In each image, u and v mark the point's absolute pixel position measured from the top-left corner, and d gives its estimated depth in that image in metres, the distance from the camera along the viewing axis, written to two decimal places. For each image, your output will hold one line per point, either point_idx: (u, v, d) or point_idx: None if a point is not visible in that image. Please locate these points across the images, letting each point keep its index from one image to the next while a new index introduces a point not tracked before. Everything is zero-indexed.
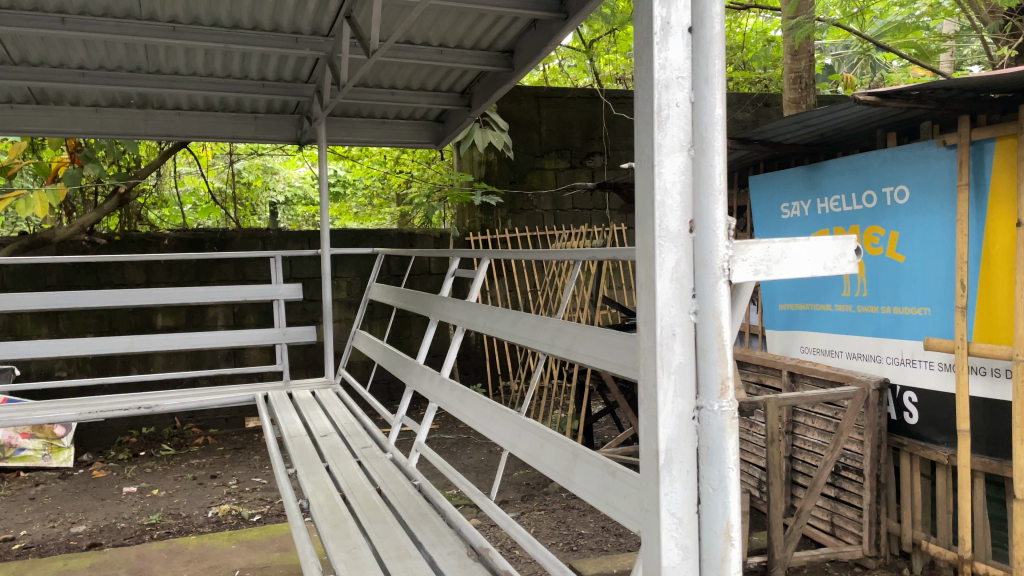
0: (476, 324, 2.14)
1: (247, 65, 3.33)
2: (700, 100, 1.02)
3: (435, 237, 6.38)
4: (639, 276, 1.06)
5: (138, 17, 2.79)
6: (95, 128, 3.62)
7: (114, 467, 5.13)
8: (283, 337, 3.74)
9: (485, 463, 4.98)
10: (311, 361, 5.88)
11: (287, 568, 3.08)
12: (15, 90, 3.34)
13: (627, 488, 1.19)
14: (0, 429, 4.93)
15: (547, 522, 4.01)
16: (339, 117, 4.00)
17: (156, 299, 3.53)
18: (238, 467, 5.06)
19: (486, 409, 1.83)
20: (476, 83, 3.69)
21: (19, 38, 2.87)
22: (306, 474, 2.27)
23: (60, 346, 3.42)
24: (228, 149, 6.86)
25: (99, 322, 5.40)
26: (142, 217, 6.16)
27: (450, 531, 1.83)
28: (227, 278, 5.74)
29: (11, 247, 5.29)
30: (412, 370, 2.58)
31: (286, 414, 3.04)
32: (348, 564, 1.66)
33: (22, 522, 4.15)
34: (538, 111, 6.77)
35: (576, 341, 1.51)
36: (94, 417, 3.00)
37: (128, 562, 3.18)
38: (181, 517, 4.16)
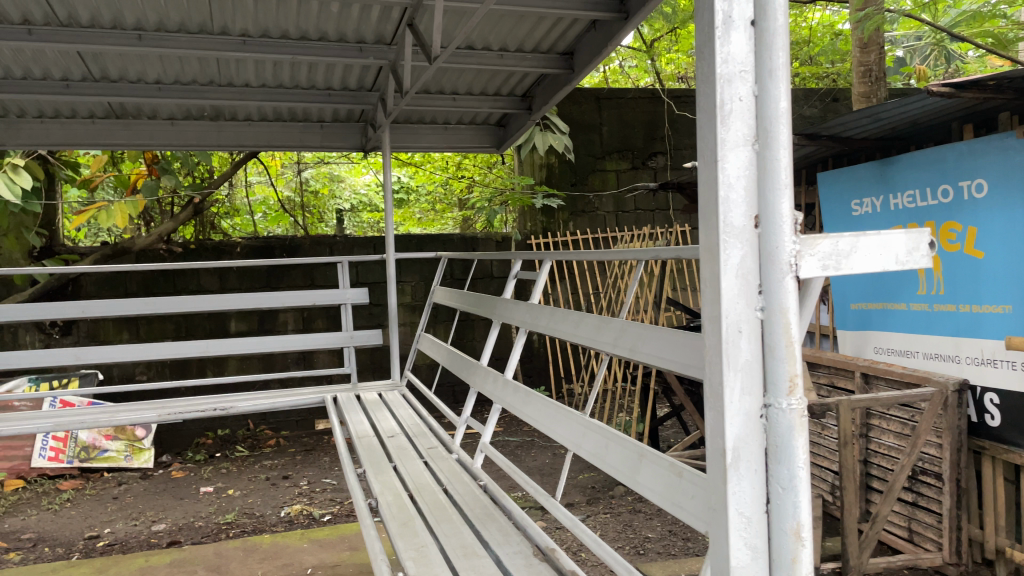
0: (538, 326, 2.15)
1: (316, 76, 3.42)
2: (764, 93, 1.01)
3: (497, 240, 6.43)
4: (703, 272, 1.05)
5: (210, 31, 2.89)
6: (172, 141, 3.77)
7: (192, 468, 5.31)
8: (350, 341, 3.80)
9: (550, 465, 4.98)
10: (377, 364, 5.98)
11: (358, 566, 3.14)
12: (96, 106, 3.51)
13: (694, 489, 1.17)
14: (86, 431, 5.17)
15: (613, 525, 3.98)
16: (402, 124, 4.06)
17: (229, 304, 3.64)
18: (309, 468, 5.18)
19: (550, 410, 1.84)
20: (536, 86, 3.70)
21: (100, 56, 3.01)
22: (374, 474, 2.32)
23: (140, 352, 3.55)
24: (296, 158, 7.05)
25: (177, 328, 5.61)
26: (216, 225, 6.32)
27: (516, 531, 1.84)
28: (296, 284, 5.89)
29: (94, 256, 5.57)
30: (476, 372, 2.60)
31: (355, 415, 3.11)
32: (416, 562, 1.69)
33: (106, 520, 4.33)
34: (599, 113, 6.75)
35: (640, 340, 1.51)
36: (173, 419, 3.11)
37: (206, 559, 3.29)
38: (255, 517, 4.28)
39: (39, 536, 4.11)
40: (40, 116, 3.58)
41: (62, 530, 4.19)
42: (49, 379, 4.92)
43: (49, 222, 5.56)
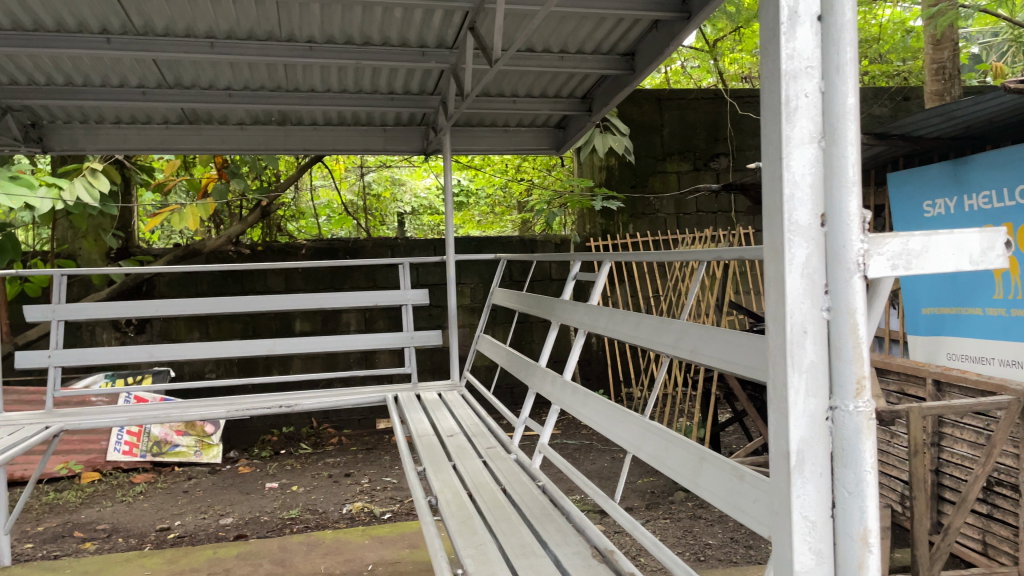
0: (598, 327, 2.14)
1: (380, 80, 3.48)
2: (831, 89, 0.98)
3: (556, 243, 6.43)
4: (766, 272, 1.03)
5: (278, 38, 2.97)
6: (241, 145, 3.88)
7: (257, 464, 5.46)
8: (411, 341, 3.84)
9: (609, 468, 4.96)
10: (437, 365, 6.04)
11: (418, 564, 3.18)
12: (170, 111, 3.64)
13: (756, 493, 1.16)
14: (158, 426, 5.36)
15: (673, 531, 3.94)
16: (463, 127, 4.09)
17: (294, 305, 3.73)
18: (370, 466, 5.27)
19: (609, 411, 1.83)
20: (596, 87, 3.69)
21: (174, 63, 3.12)
22: (434, 472, 2.34)
23: (210, 349, 3.65)
24: (358, 162, 7.22)
25: (244, 327, 5.77)
26: (282, 228, 6.52)
27: (574, 532, 1.83)
28: (359, 285, 6.00)
29: (167, 257, 5.77)
30: (535, 373, 2.61)
31: (415, 414, 3.15)
32: (475, 559, 1.70)
33: (177, 512, 4.48)
34: (660, 114, 6.70)
35: (701, 342, 1.49)
36: (240, 415, 3.20)
37: (271, 552, 3.38)
38: (318, 513, 4.38)
39: (113, 526, 4.28)
40: (118, 123, 3.73)
41: (135, 521, 4.35)
42: (124, 375, 5.12)
43: (125, 224, 5.79)
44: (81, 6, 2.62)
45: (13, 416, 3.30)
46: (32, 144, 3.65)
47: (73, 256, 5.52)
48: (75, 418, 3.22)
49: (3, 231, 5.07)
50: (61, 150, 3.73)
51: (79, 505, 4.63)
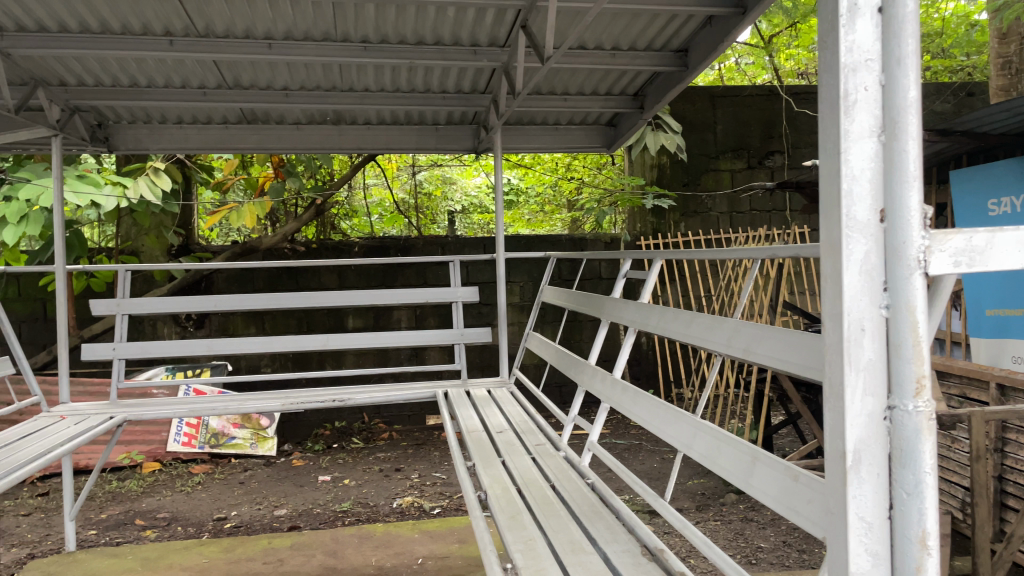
0: (648, 326, 2.13)
1: (432, 80, 3.51)
2: (892, 82, 0.97)
3: (606, 242, 6.41)
4: (823, 269, 1.02)
5: (333, 39, 3.02)
6: (298, 144, 3.96)
7: (311, 457, 5.56)
8: (461, 338, 3.87)
9: (658, 469, 4.92)
10: (486, 363, 6.08)
11: (467, 559, 3.20)
12: (230, 112, 3.74)
13: (810, 493, 1.14)
14: (217, 419, 5.52)
15: (724, 533, 3.89)
16: (514, 125, 4.10)
17: (347, 301, 3.78)
18: (420, 462, 5.32)
19: (659, 410, 1.82)
20: (649, 84, 3.67)
21: (233, 64, 3.20)
22: (484, 468, 2.36)
23: (265, 344, 3.74)
24: (411, 161, 7.26)
25: (298, 323, 5.89)
26: (336, 226, 6.63)
27: (624, 530, 1.83)
28: (410, 283, 6.07)
29: (225, 254, 5.92)
30: (584, 370, 2.60)
31: (465, 410, 3.17)
32: (524, 554, 1.71)
33: (233, 503, 4.60)
34: (714, 111, 6.61)
35: (755, 341, 1.47)
36: (294, 408, 3.27)
37: (324, 544, 3.44)
38: (369, 506, 4.44)
39: (173, 515, 4.41)
40: (179, 122, 3.85)
41: (193, 510, 4.48)
42: (184, 369, 5.26)
43: (186, 222, 5.97)
44: (145, 10, 2.70)
45: (80, 406, 3.43)
46: (98, 144, 3.79)
47: (136, 252, 5.70)
48: (137, 409, 3.33)
49: (72, 228, 5.27)
50: (126, 149, 3.86)
51: (140, 494, 4.78)
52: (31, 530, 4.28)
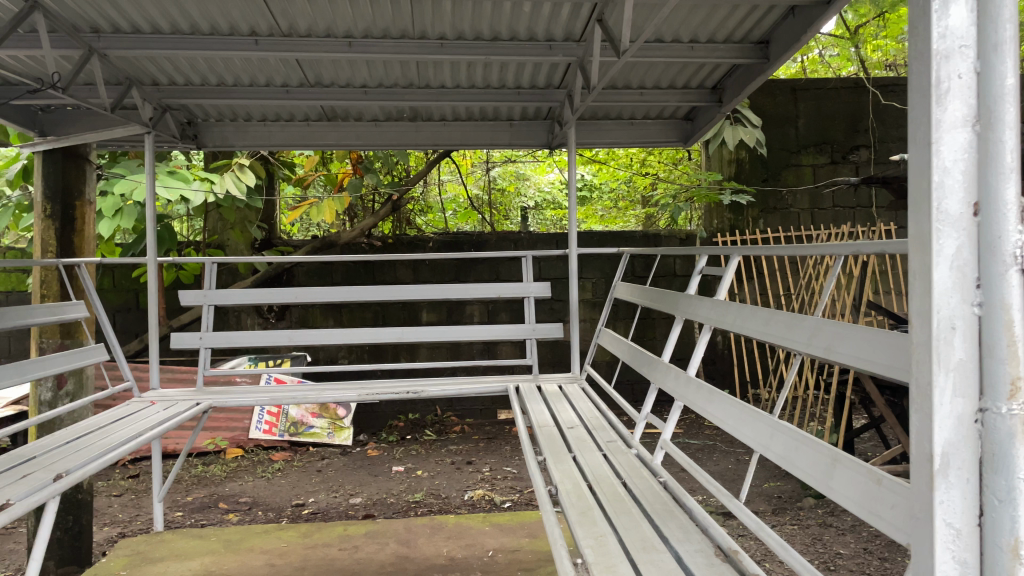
0: (725, 323, 2.09)
1: (507, 75, 3.52)
2: (988, 69, 0.92)
3: (681, 238, 6.36)
4: (910, 265, 0.98)
5: (412, 36, 3.07)
6: (375, 141, 4.04)
7: (385, 448, 5.67)
8: (533, 333, 3.87)
9: (733, 470, 4.83)
10: (557, 359, 6.08)
11: (537, 553, 3.20)
12: (312, 109, 3.84)
13: (894, 498, 1.10)
14: (296, 408, 5.66)
15: (801, 537, 3.79)
16: (588, 120, 4.08)
17: (421, 295, 3.83)
18: (491, 455, 5.36)
19: (735, 410, 1.78)
20: (728, 76, 3.60)
21: (315, 62, 3.29)
22: (554, 463, 2.36)
23: (342, 336, 3.82)
24: (485, 157, 7.30)
25: (374, 316, 6.02)
26: (411, 221, 6.78)
27: (697, 530, 1.81)
28: (483, 278, 6.12)
29: (306, 248, 6.10)
30: (657, 368, 2.57)
31: (536, 405, 3.18)
32: (595, 550, 1.70)
33: (311, 490, 4.73)
34: (796, 105, 6.44)
35: (837, 340, 1.43)
36: (370, 399, 3.34)
37: (397, 533, 3.51)
38: (441, 498, 4.51)
39: (254, 500, 4.57)
40: (263, 120, 3.98)
41: (273, 496, 4.63)
42: (266, 359, 5.44)
43: (269, 217, 6.17)
44: (232, 10, 2.80)
45: (168, 392, 3.58)
46: (188, 141, 3.95)
47: (222, 246, 5.91)
48: (222, 396, 3.46)
49: (162, 222, 5.51)
50: (213, 146, 4.01)
51: (224, 478, 4.98)
52: (122, 510, 4.51)
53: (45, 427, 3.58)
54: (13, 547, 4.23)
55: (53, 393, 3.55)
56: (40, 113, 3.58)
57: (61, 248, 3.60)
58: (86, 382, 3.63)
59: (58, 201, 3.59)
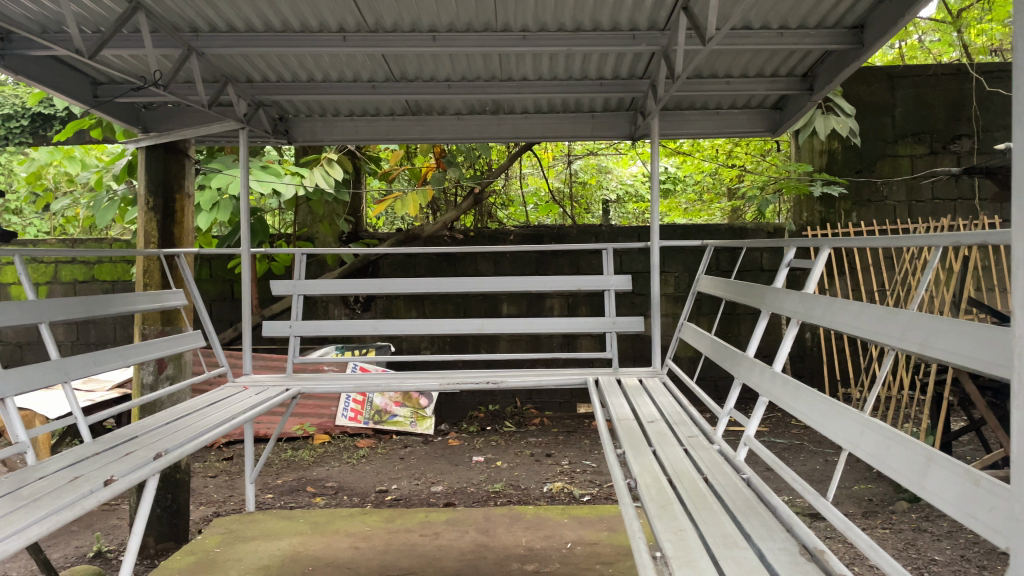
0: (812, 317, 2.03)
1: (590, 66, 3.50)
2: None
3: (768, 231, 6.18)
4: (1015, 254, 0.94)
5: (495, 29, 3.10)
6: (458, 134, 4.08)
7: (466, 438, 5.74)
8: (613, 326, 3.83)
9: (821, 471, 4.68)
10: (638, 353, 6.02)
11: (616, 547, 3.19)
12: (396, 104, 3.92)
13: (994, 500, 1.05)
14: (380, 397, 5.80)
15: (893, 542, 3.65)
16: (672, 111, 4.00)
17: (502, 287, 3.86)
18: (570, 448, 5.36)
19: (823, 406, 1.73)
20: (821, 63, 3.48)
21: (400, 57, 3.36)
22: (634, 456, 2.34)
23: (425, 326, 3.88)
24: (566, 150, 7.27)
25: (456, 308, 6.10)
26: (493, 215, 6.86)
27: (781, 528, 1.77)
28: (564, 271, 6.11)
29: (391, 240, 6.22)
30: (741, 362, 2.51)
31: (615, 398, 3.16)
32: (674, 544, 1.69)
33: (394, 477, 4.84)
34: (892, 93, 6.17)
35: (933, 334, 1.37)
36: (451, 388, 3.39)
37: (477, 521, 3.56)
38: (520, 489, 4.54)
39: (340, 485, 4.71)
40: (351, 115, 4.09)
41: (358, 481, 4.76)
42: (352, 348, 5.59)
43: (355, 211, 6.33)
44: (322, 7, 2.88)
45: (260, 378, 3.72)
46: (280, 137, 4.09)
47: (312, 239, 6.10)
48: (309, 382, 3.57)
49: (255, 215, 5.73)
50: (303, 141, 4.14)
51: (312, 463, 5.15)
52: (217, 490, 4.72)
53: (147, 408, 3.78)
54: (118, 522, 4.49)
55: (155, 376, 3.73)
56: (143, 111, 3.78)
57: (162, 239, 3.79)
58: (184, 366, 3.82)
59: (159, 195, 3.78)
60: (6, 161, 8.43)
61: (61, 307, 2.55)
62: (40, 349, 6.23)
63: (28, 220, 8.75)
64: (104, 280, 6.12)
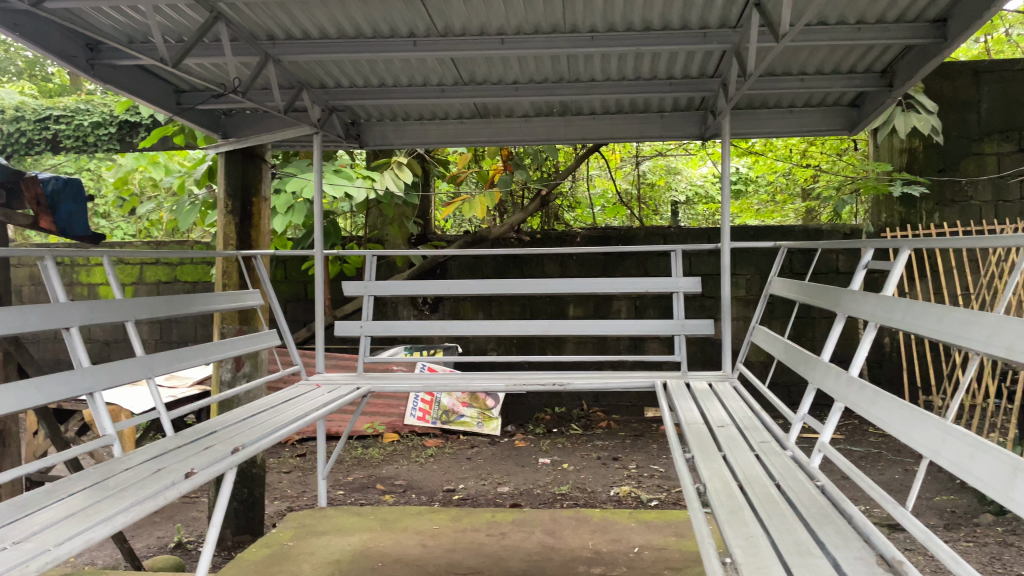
0: (891, 321, 1.96)
1: (658, 66, 3.47)
2: None
3: (845, 233, 6.01)
4: None
5: (562, 30, 3.09)
6: (525, 136, 4.09)
7: (532, 440, 5.75)
8: (682, 329, 3.77)
9: (900, 480, 4.52)
10: (707, 357, 5.93)
11: (685, 553, 3.14)
12: (465, 107, 3.96)
13: None
14: (448, 397, 5.87)
15: (977, 556, 3.49)
16: (744, 110, 3.93)
17: (570, 288, 3.85)
18: (637, 452, 5.31)
19: (902, 412, 1.67)
20: (900, 58, 3.36)
21: (469, 61, 3.40)
22: (703, 460, 2.29)
23: (493, 327, 3.90)
24: (635, 151, 7.21)
25: (522, 310, 6.13)
26: (559, 217, 6.86)
27: (857, 538, 1.71)
28: (631, 273, 6.07)
29: (459, 241, 6.29)
30: (816, 366, 2.44)
31: (684, 401, 3.11)
32: (745, 551, 1.65)
33: (461, 477, 4.88)
34: (978, 89, 5.91)
35: (1020, 339, 1.31)
36: (518, 389, 3.40)
37: (544, 523, 3.56)
38: (587, 492, 4.52)
39: (408, 483, 4.78)
40: (420, 119, 4.15)
41: (426, 480, 4.82)
42: (420, 348, 5.66)
43: (424, 214, 6.43)
44: (392, 12, 2.93)
45: (333, 377, 3.80)
46: (352, 141, 4.17)
47: (382, 241, 6.22)
48: (379, 380, 3.64)
49: (329, 217, 5.88)
50: (375, 145, 4.21)
51: (381, 461, 5.24)
52: (291, 486, 4.85)
53: (225, 404, 3.92)
54: (197, 514, 4.65)
55: (233, 373, 3.87)
56: (223, 117, 3.93)
57: (240, 241, 3.93)
58: (260, 364, 3.95)
59: (238, 198, 3.92)
60: (96, 166, 8.86)
61: (145, 305, 2.66)
62: (126, 346, 6.52)
63: (116, 223, 9.17)
64: (185, 281, 6.36)
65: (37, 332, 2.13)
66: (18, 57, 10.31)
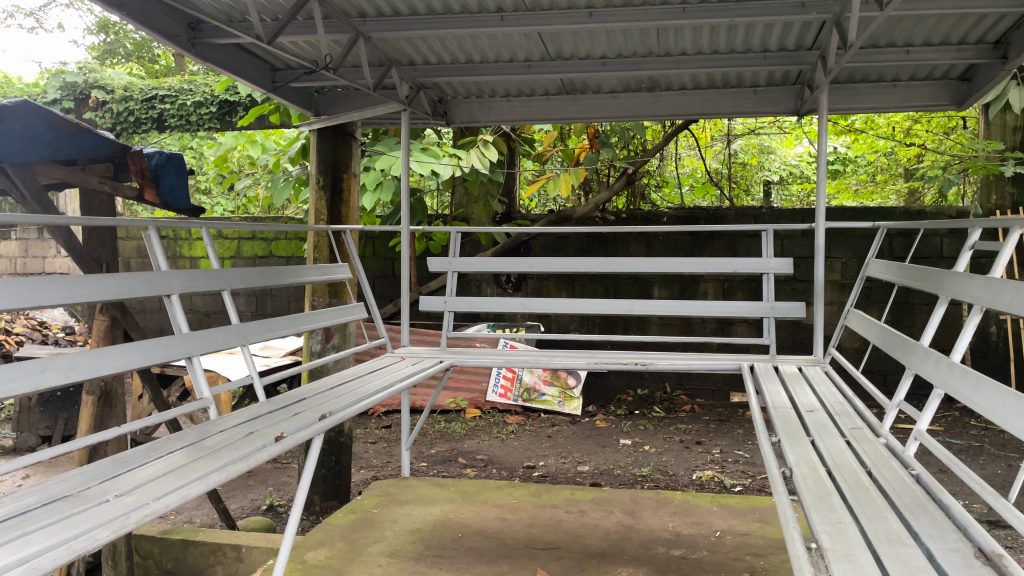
0: (999, 304, 1.84)
1: (752, 38, 3.35)
2: None
3: (950, 215, 5.70)
4: None
5: (653, 3, 3.04)
6: (612, 113, 4.04)
7: (614, 420, 5.72)
8: (771, 312, 3.63)
9: (1003, 476, 4.27)
10: (797, 342, 5.76)
11: (769, 540, 3.06)
12: (551, 83, 3.94)
13: None
14: (529, 375, 5.88)
15: None
16: (844, 84, 3.75)
17: (654, 268, 3.78)
18: (721, 437, 5.21)
19: (1007, 400, 1.57)
20: (1017, 28, 3.15)
21: (556, 35, 3.36)
22: (790, 444, 2.22)
23: (575, 306, 3.89)
24: (726, 129, 7.02)
25: (606, 290, 6.09)
26: (645, 196, 6.76)
27: (954, 529, 1.63)
28: (720, 255, 5.95)
29: (544, 220, 6.30)
30: (914, 352, 2.33)
31: (771, 384, 3.03)
32: (832, 537, 1.60)
33: (541, 454, 4.91)
34: None
35: None
36: (600, 368, 3.40)
37: (624, 503, 3.54)
38: (668, 474, 4.47)
39: (489, 458, 4.84)
40: (507, 96, 4.15)
41: (507, 456, 4.87)
42: (503, 326, 5.70)
43: (509, 192, 6.46)
44: None
45: (418, 350, 3.87)
46: (439, 118, 4.21)
47: (467, 219, 6.27)
48: (463, 355, 3.68)
49: (416, 195, 5.98)
50: (462, 122, 4.24)
51: (463, 436, 5.32)
52: (377, 456, 4.98)
53: (315, 373, 4.06)
54: (288, 479, 4.83)
55: (323, 345, 4.01)
56: (316, 95, 4.03)
57: (331, 217, 4.03)
58: (349, 337, 4.05)
59: (329, 174, 4.03)
60: (198, 145, 9.28)
61: (241, 275, 2.75)
62: (224, 317, 6.82)
63: (216, 200, 9.57)
64: (280, 256, 6.59)
65: (140, 298, 2.23)
66: (127, 40, 10.79)
